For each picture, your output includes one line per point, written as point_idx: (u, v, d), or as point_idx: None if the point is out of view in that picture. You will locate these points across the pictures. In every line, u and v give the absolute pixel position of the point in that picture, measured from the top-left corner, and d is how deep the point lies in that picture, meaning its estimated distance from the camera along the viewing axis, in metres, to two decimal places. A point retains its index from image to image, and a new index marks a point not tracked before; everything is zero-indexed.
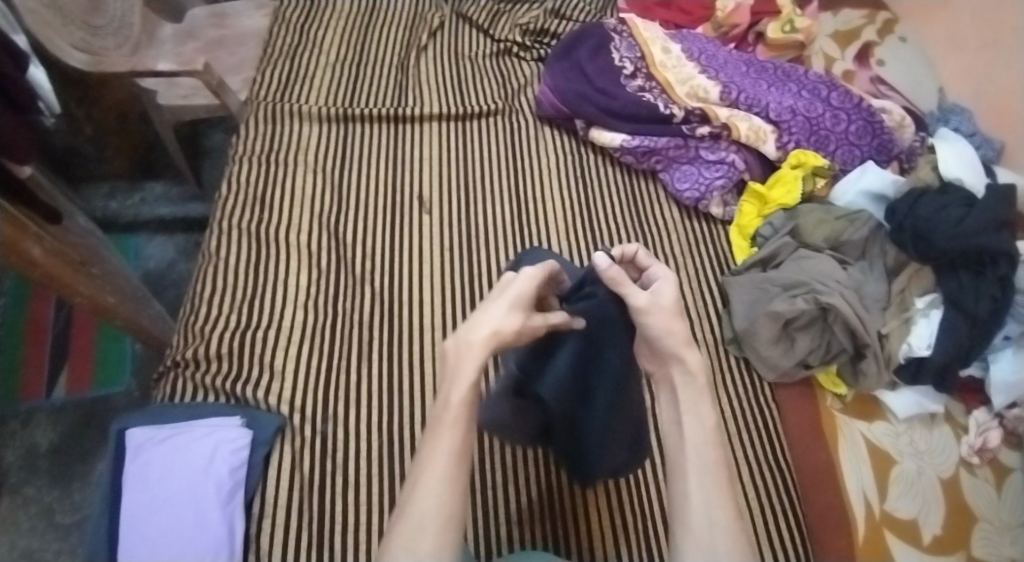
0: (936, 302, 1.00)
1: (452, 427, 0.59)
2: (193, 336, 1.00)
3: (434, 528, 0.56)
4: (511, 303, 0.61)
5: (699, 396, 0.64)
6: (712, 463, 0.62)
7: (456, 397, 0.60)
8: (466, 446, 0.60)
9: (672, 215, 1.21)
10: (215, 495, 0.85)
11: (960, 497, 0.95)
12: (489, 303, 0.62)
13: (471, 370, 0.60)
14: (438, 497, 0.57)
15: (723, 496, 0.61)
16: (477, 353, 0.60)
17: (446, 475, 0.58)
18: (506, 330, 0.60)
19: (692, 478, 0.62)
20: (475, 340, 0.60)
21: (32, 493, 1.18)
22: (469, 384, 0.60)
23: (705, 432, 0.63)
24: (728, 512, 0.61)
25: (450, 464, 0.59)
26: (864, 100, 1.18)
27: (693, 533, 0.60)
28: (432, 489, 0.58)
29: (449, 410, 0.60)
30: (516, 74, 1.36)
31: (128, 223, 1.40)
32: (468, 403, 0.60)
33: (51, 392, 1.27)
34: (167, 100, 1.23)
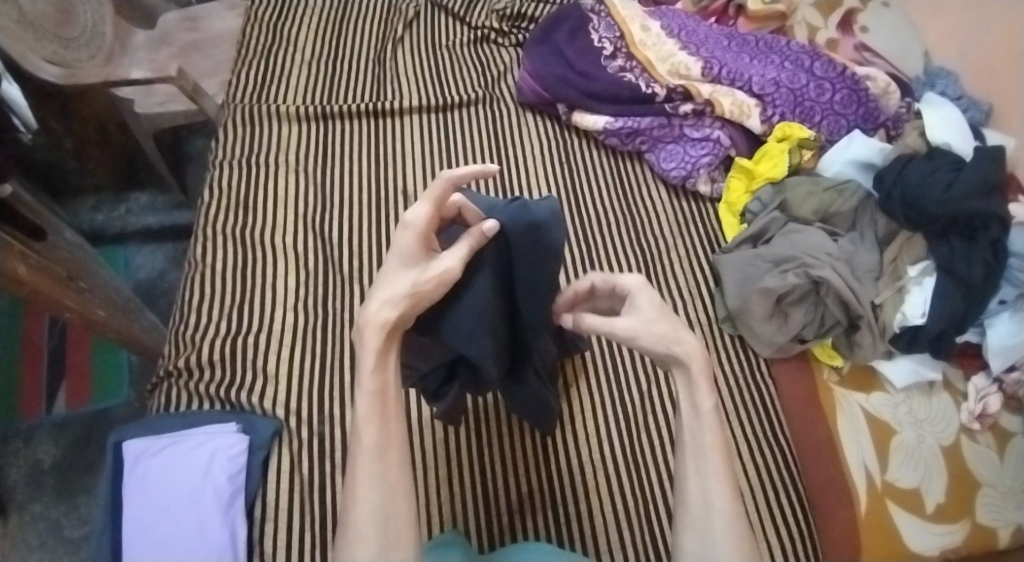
0: (928, 269, 0.99)
1: (371, 423, 0.60)
2: (184, 344, 0.99)
3: (376, 526, 0.59)
4: (400, 267, 0.61)
5: (693, 381, 0.65)
6: (710, 446, 0.65)
7: (364, 388, 0.60)
8: (390, 442, 0.61)
9: (659, 194, 1.20)
10: (215, 503, 0.85)
11: (963, 463, 0.95)
12: (381, 271, 0.62)
13: (371, 361, 0.60)
14: (372, 499, 0.59)
15: (723, 479, 0.64)
16: (371, 331, 0.59)
17: (375, 477, 0.60)
18: (396, 294, 0.59)
19: (692, 459, 0.66)
20: (368, 315, 0.59)
21: (39, 510, 1.19)
22: (373, 381, 0.60)
23: (706, 418, 0.65)
24: (727, 496, 0.64)
25: (377, 462, 0.60)
26: (847, 69, 1.16)
27: (693, 513, 0.65)
28: (369, 487, 0.59)
29: (363, 403, 0.60)
30: (494, 61, 1.34)
31: (116, 234, 1.40)
32: (377, 394, 0.60)
33: (50, 409, 1.27)
34: (144, 109, 1.23)
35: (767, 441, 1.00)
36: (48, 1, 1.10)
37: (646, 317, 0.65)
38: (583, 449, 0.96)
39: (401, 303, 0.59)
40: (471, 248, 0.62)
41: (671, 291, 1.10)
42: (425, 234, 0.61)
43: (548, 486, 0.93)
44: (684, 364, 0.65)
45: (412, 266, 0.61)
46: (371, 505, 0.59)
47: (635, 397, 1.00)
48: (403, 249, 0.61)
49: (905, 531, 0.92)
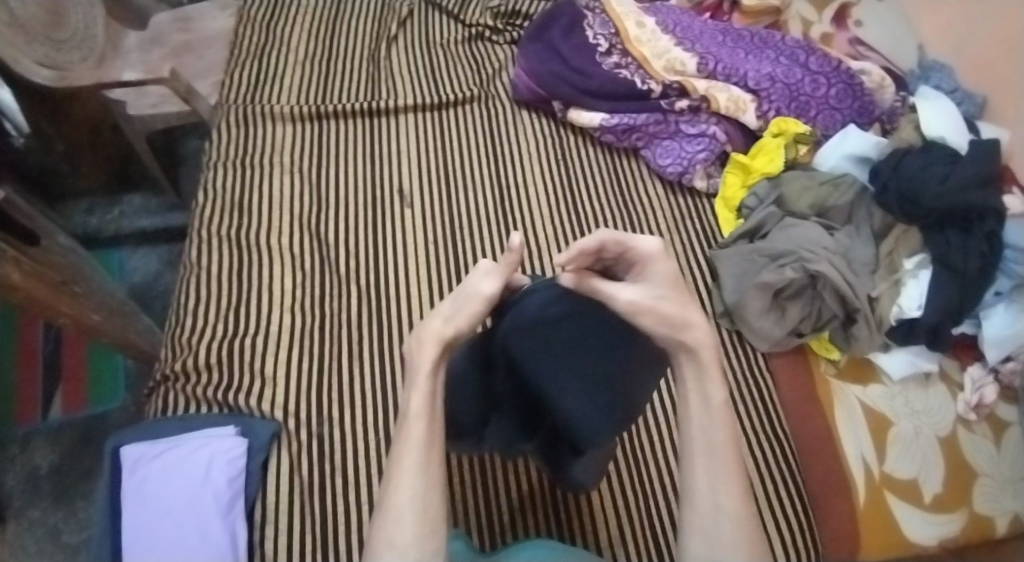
0: (924, 262, 1.00)
1: (420, 422, 0.59)
2: (181, 347, 0.99)
3: (414, 520, 0.58)
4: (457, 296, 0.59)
5: (707, 367, 0.60)
6: (721, 444, 0.61)
7: (415, 391, 0.59)
8: (434, 433, 0.60)
9: (656, 191, 1.20)
10: (214, 506, 0.85)
11: (960, 454, 0.96)
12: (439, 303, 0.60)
13: (427, 360, 0.59)
14: (412, 488, 0.58)
15: (732, 479, 0.61)
16: (431, 350, 0.58)
17: (419, 466, 0.59)
18: (458, 322, 0.58)
19: (700, 458, 0.62)
20: (425, 338, 0.59)
21: (37, 515, 1.18)
22: (424, 379, 0.59)
23: (716, 411, 0.61)
24: (736, 496, 0.61)
25: (423, 458, 0.59)
26: (842, 63, 1.17)
27: (700, 515, 0.62)
28: (412, 480, 0.58)
29: (415, 401, 0.59)
30: (490, 59, 1.34)
31: (109, 238, 1.39)
32: (429, 396, 0.59)
33: (47, 414, 1.27)
34: (137, 110, 1.22)
35: (766, 434, 1.00)
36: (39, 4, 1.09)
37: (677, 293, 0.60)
38: None
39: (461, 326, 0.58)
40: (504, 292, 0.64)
41: None
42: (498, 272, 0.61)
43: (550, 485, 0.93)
44: (692, 351, 0.60)
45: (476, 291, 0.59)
46: (412, 498, 0.58)
47: None
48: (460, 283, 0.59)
49: (904, 522, 0.93)
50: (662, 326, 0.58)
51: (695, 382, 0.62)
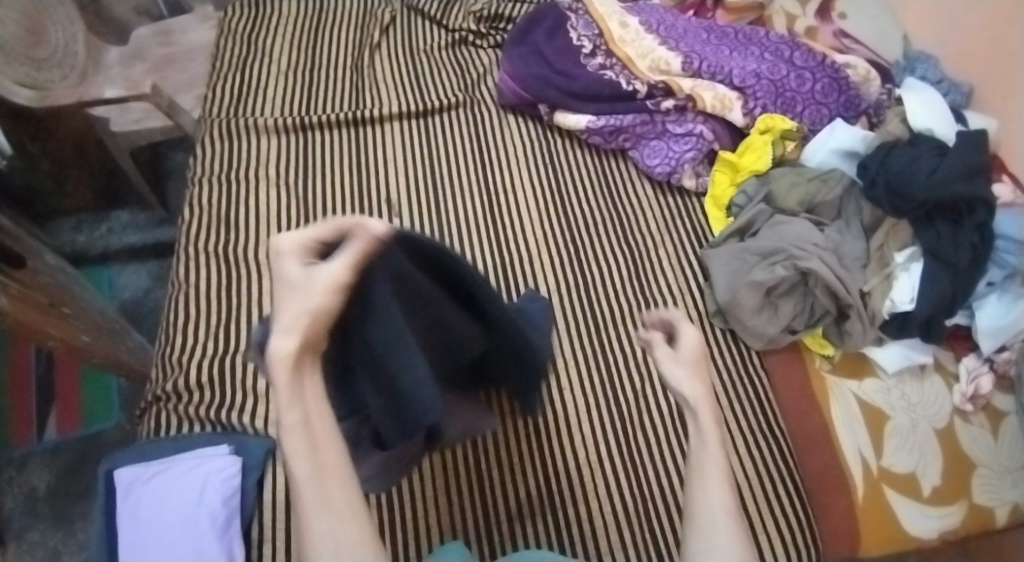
0: (915, 255, 0.99)
1: (299, 450, 0.49)
2: (172, 366, 0.98)
3: (330, 559, 0.47)
4: (295, 291, 0.51)
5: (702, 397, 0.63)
6: (710, 454, 0.61)
7: (288, 415, 0.49)
8: (334, 461, 0.50)
9: (646, 191, 1.20)
10: (210, 525, 0.85)
11: (957, 445, 0.96)
12: (276, 307, 0.51)
13: (288, 384, 0.49)
14: (326, 530, 0.48)
15: (724, 490, 0.59)
16: (284, 364, 0.49)
17: (325, 503, 0.49)
18: (297, 325, 0.49)
19: (694, 473, 0.61)
20: (278, 351, 0.49)
21: (36, 537, 1.18)
22: (293, 401, 0.49)
23: (702, 426, 0.62)
24: (733, 511, 0.58)
25: (325, 478, 0.49)
26: (827, 57, 1.16)
27: (696, 533, 0.58)
28: (320, 515, 0.48)
29: (291, 426, 0.49)
30: (474, 64, 1.33)
31: (98, 255, 1.38)
32: (303, 420, 0.50)
33: (41, 435, 1.26)
34: (120, 127, 1.21)
35: (762, 433, 1.00)
36: (18, 24, 1.08)
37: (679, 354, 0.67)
38: (580, 450, 0.96)
39: (301, 326, 0.49)
40: (355, 248, 0.54)
41: (661, 288, 1.10)
42: (299, 255, 0.53)
43: (548, 494, 0.93)
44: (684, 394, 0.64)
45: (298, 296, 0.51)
46: (321, 535, 0.48)
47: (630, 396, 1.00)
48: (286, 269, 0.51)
49: (904, 516, 0.93)
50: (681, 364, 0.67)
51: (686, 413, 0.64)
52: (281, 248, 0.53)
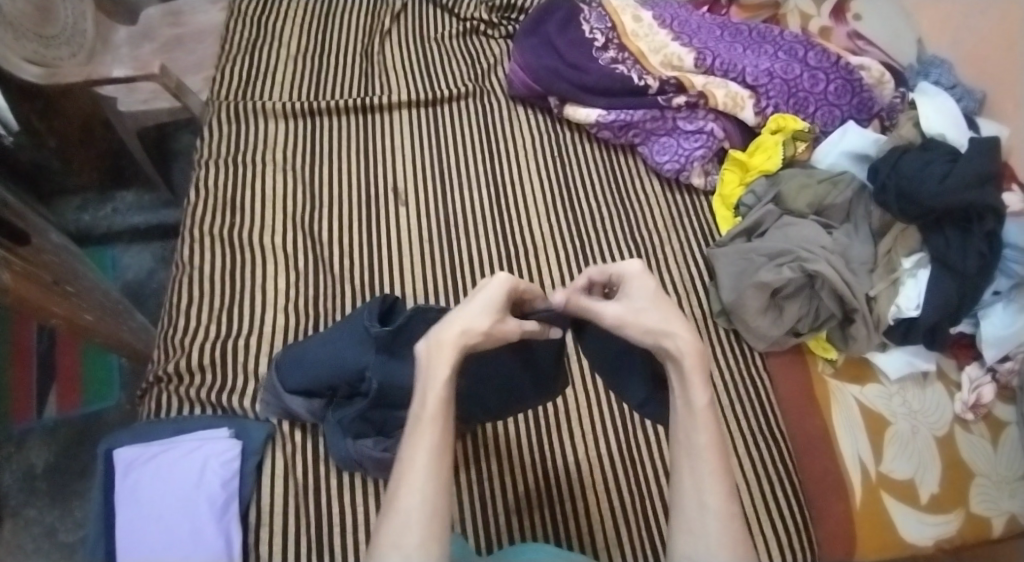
0: (922, 261, 0.99)
1: (431, 421, 0.60)
2: (175, 348, 0.99)
3: (421, 514, 0.57)
4: (487, 309, 0.63)
5: (688, 372, 0.63)
6: (704, 446, 0.62)
7: (429, 405, 0.60)
8: (446, 440, 0.60)
9: (653, 188, 1.19)
10: (209, 510, 0.86)
11: (956, 453, 0.96)
12: (462, 306, 0.64)
13: (443, 371, 0.61)
14: (422, 491, 0.58)
15: (718, 480, 0.61)
16: (449, 351, 0.61)
17: (429, 469, 0.59)
18: (475, 331, 0.62)
19: (686, 461, 0.62)
20: (445, 338, 0.61)
21: (33, 514, 1.18)
22: (441, 388, 0.61)
23: (694, 409, 0.62)
24: (722, 497, 0.61)
25: (435, 465, 0.59)
26: (841, 59, 1.15)
27: (686, 521, 0.61)
28: (414, 495, 0.58)
29: (424, 412, 0.60)
30: (484, 55, 1.32)
31: (103, 234, 1.38)
32: (443, 401, 0.61)
33: (41, 412, 1.26)
34: (128, 107, 1.21)
35: (761, 435, 1.00)
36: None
37: (636, 305, 0.66)
38: (580, 446, 0.96)
39: (478, 337, 0.62)
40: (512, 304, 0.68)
41: (665, 285, 1.10)
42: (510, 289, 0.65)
43: (545, 493, 0.93)
44: (676, 358, 0.63)
45: (490, 307, 0.64)
46: (418, 495, 0.58)
47: None
48: (491, 297, 0.64)
49: (901, 522, 0.93)
50: (647, 335, 0.64)
51: (679, 387, 0.64)
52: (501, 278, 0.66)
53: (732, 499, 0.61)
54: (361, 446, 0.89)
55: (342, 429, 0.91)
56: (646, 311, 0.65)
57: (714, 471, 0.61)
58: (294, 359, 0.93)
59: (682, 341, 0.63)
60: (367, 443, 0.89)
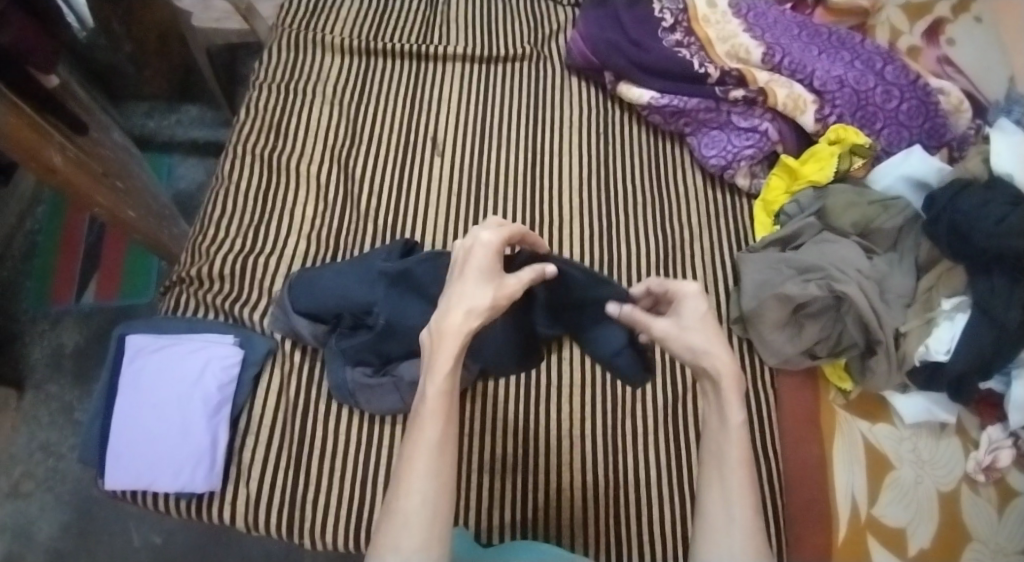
0: (963, 305, 0.92)
1: (435, 423, 0.65)
2: (199, 254, 1.03)
3: (422, 514, 0.63)
4: (482, 280, 0.69)
5: (726, 393, 0.67)
6: (735, 459, 0.67)
7: (429, 401, 0.65)
8: (447, 440, 0.66)
9: (696, 181, 1.14)
10: (202, 407, 0.91)
11: (957, 512, 0.90)
12: (458, 281, 0.69)
13: (445, 363, 0.65)
14: (423, 492, 0.63)
15: (745, 493, 0.67)
16: (452, 337, 0.65)
17: (433, 472, 0.64)
18: (478, 307, 0.66)
19: (716, 472, 0.68)
20: (448, 323, 0.66)
21: (53, 390, 1.28)
22: (442, 384, 0.65)
23: (730, 427, 0.67)
24: (748, 511, 0.66)
25: (434, 465, 0.64)
26: (921, 78, 1.07)
27: (712, 525, 0.67)
28: (415, 496, 0.63)
29: (425, 405, 0.65)
30: (549, 19, 1.29)
31: (163, 142, 1.44)
32: (445, 396, 0.65)
33: (80, 297, 1.36)
34: (201, 23, 1.25)
35: (756, 452, 0.97)
36: None
37: (683, 324, 0.71)
38: (565, 425, 0.96)
39: (481, 313, 0.67)
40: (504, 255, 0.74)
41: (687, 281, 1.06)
42: (497, 250, 0.72)
43: (524, 459, 0.95)
44: (715, 378, 0.68)
45: (488, 279, 0.69)
46: (416, 500, 0.63)
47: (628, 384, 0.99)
48: (483, 264, 0.70)
49: None
50: (687, 351, 0.70)
51: (716, 404, 0.69)
52: (488, 240, 0.72)
53: (757, 513, 0.66)
54: (359, 373, 0.93)
55: (343, 357, 0.94)
56: (691, 330, 0.70)
57: (741, 486, 0.66)
58: (306, 283, 0.96)
59: (722, 364, 0.68)
60: (364, 371, 0.93)
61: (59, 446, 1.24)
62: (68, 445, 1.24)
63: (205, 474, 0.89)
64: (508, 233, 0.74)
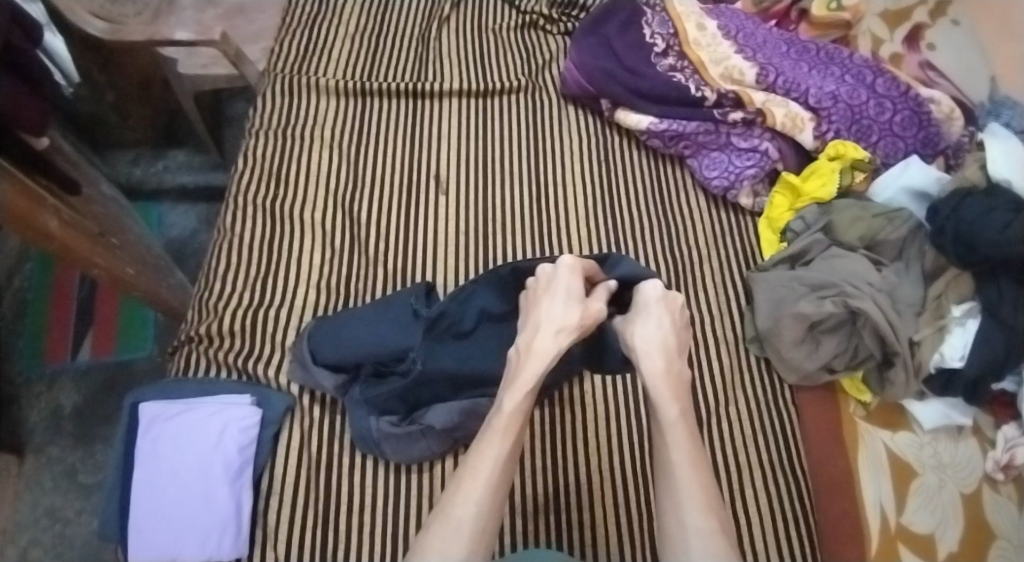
0: (973, 310, 0.93)
1: (500, 433, 0.69)
2: (207, 311, 1.01)
3: (472, 509, 0.64)
4: (569, 299, 0.76)
5: (659, 393, 0.72)
6: (681, 463, 0.68)
7: (506, 415, 0.70)
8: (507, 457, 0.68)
9: (699, 203, 1.16)
10: (223, 473, 0.88)
11: (981, 514, 0.91)
12: (552, 301, 0.77)
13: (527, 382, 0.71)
14: (477, 501, 0.65)
15: (699, 497, 0.66)
16: (548, 354, 0.73)
17: (489, 482, 0.66)
18: (568, 325, 0.75)
19: (668, 484, 0.68)
20: (543, 346, 0.74)
21: (55, 453, 1.24)
22: (523, 395, 0.71)
23: (669, 428, 0.70)
24: (707, 514, 0.65)
25: (493, 474, 0.66)
26: (912, 89, 1.10)
27: (672, 537, 0.66)
28: (471, 500, 0.65)
29: (501, 418, 0.70)
30: (541, 49, 1.30)
31: (151, 190, 1.41)
32: (518, 414, 0.70)
33: (76, 355, 1.32)
34: (187, 69, 1.24)
35: (782, 471, 0.97)
36: None
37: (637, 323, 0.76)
38: (593, 462, 0.96)
39: (573, 330, 0.75)
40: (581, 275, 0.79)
41: (700, 304, 1.07)
42: (578, 274, 0.78)
43: (556, 493, 0.93)
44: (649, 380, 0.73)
45: (574, 301, 0.76)
46: (465, 504, 0.65)
47: (652, 411, 0.99)
48: (570, 288, 0.77)
49: None
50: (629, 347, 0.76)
51: (652, 409, 0.73)
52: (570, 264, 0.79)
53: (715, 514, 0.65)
54: (384, 423, 0.91)
55: (368, 406, 0.92)
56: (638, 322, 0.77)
57: (690, 487, 0.66)
58: (329, 332, 0.95)
59: (654, 370, 0.73)
60: (390, 420, 0.91)
61: (65, 511, 1.19)
62: (74, 510, 1.19)
63: (232, 542, 0.85)
64: (586, 262, 0.80)
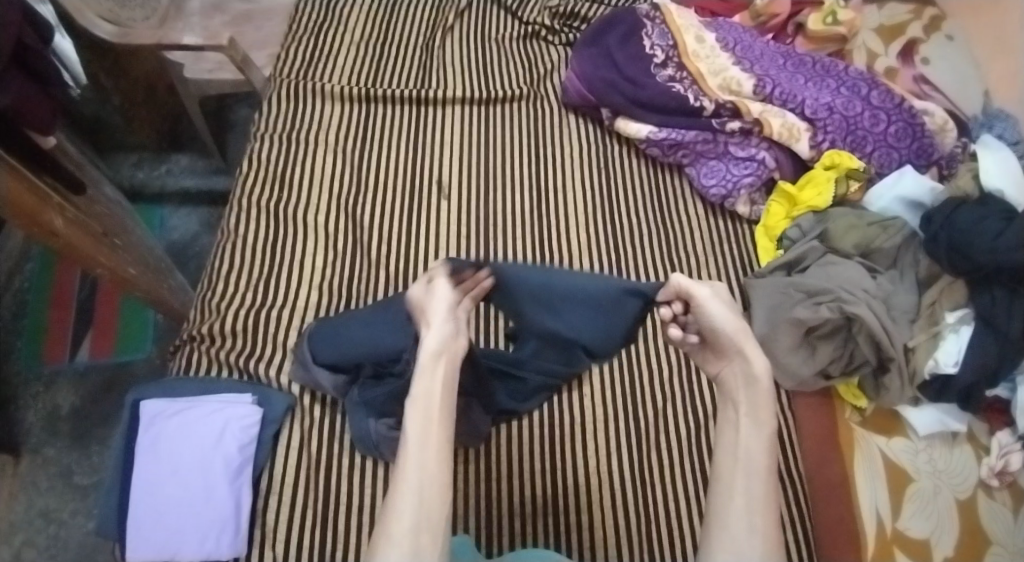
0: (967, 317, 0.94)
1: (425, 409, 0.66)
2: (209, 310, 1.01)
3: (415, 489, 0.62)
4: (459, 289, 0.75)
5: (757, 395, 0.69)
6: (761, 468, 0.66)
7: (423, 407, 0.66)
8: (439, 434, 0.65)
9: (697, 211, 1.18)
10: (223, 471, 0.88)
11: (975, 520, 0.91)
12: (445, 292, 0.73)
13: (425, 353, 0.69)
14: (417, 483, 0.62)
15: (767, 502, 0.64)
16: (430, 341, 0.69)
17: (425, 464, 0.63)
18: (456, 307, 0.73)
19: (740, 478, 0.66)
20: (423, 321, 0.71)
21: (51, 454, 1.23)
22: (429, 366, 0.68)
23: (763, 429, 0.68)
24: (770, 521, 0.64)
25: (424, 454, 0.64)
26: (905, 101, 1.12)
27: (728, 530, 0.64)
28: (407, 481, 0.62)
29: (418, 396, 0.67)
30: (542, 60, 1.32)
31: (154, 194, 1.42)
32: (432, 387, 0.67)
33: (74, 355, 1.32)
34: (193, 74, 1.26)
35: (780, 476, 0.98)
36: None
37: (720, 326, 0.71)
38: (592, 464, 0.96)
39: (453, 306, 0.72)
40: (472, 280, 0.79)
41: None
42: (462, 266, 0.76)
43: (554, 494, 0.94)
44: (750, 377, 0.70)
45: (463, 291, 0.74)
46: (410, 489, 0.62)
47: (650, 416, 1.00)
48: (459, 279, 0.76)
49: None
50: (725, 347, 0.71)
51: (744, 404, 0.70)
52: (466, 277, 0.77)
53: (778, 528, 0.63)
54: (384, 426, 0.91)
55: (366, 408, 0.93)
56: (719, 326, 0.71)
57: (764, 495, 0.64)
58: (327, 334, 0.96)
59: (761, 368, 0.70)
60: (388, 423, 0.92)
61: (60, 512, 1.19)
62: (70, 511, 1.19)
63: (231, 540, 0.85)
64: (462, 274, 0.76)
